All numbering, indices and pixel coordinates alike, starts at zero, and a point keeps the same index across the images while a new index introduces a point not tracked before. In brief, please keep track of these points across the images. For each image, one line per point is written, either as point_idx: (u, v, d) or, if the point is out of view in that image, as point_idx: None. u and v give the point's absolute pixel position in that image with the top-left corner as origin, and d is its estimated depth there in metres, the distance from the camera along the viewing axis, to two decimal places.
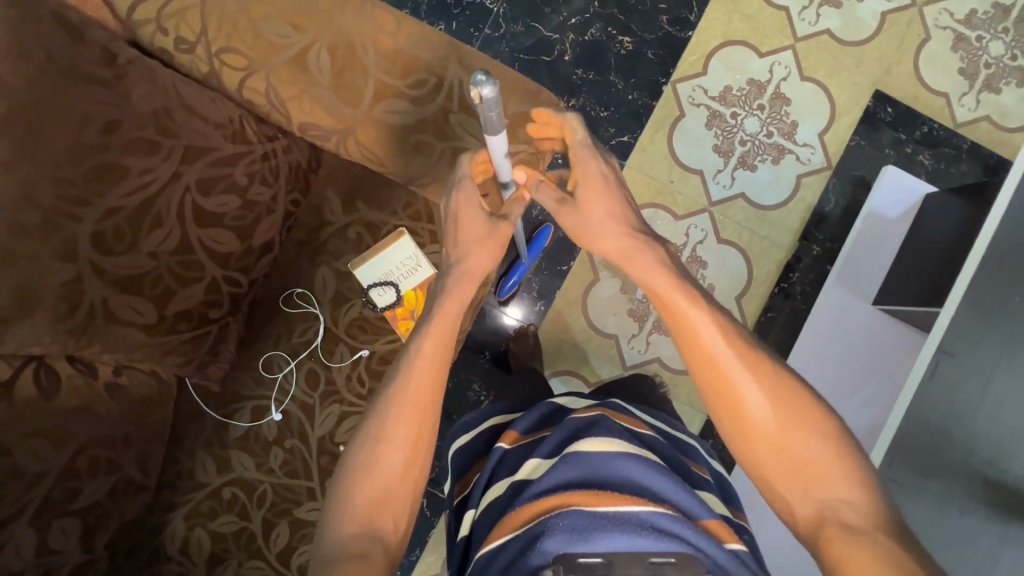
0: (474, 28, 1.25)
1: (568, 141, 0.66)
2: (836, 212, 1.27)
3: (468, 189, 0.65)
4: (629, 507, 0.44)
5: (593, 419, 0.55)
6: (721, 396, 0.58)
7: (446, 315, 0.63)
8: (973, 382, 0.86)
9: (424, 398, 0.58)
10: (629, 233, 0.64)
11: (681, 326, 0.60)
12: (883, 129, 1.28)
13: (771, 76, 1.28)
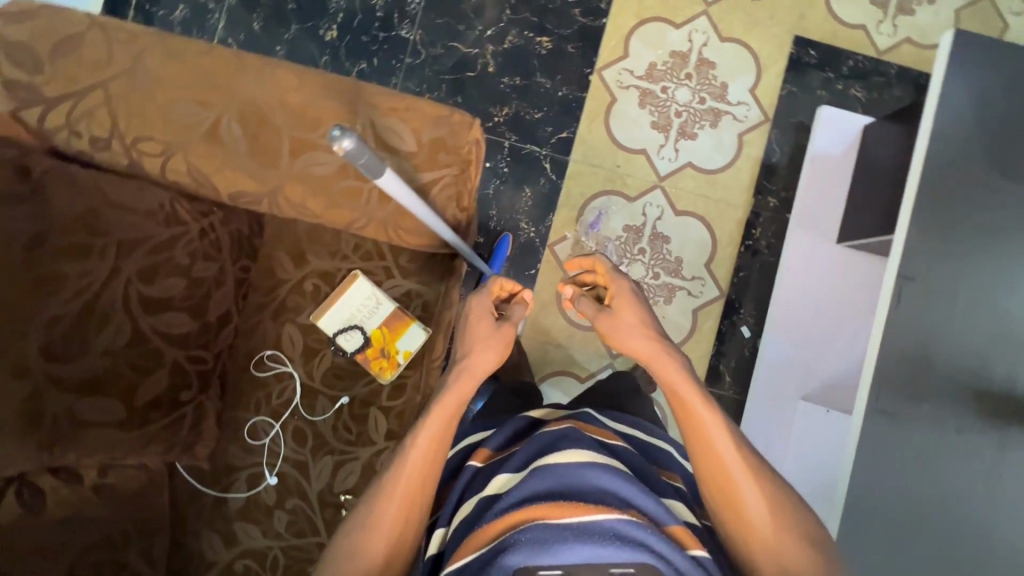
0: (395, 60, 1.27)
1: (605, 271, 0.79)
2: (783, 161, 1.29)
3: (485, 299, 0.77)
4: (594, 516, 0.49)
5: (562, 433, 0.60)
6: (724, 497, 0.61)
7: (453, 407, 0.66)
8: (943, 300, 0.87)
9: (413, 488, 0.60)
10: (651, 338, 0.71)
11: (695, 427, 0.63)
12: (810, 72, 1.30)
13: (691, 45, 1.30)
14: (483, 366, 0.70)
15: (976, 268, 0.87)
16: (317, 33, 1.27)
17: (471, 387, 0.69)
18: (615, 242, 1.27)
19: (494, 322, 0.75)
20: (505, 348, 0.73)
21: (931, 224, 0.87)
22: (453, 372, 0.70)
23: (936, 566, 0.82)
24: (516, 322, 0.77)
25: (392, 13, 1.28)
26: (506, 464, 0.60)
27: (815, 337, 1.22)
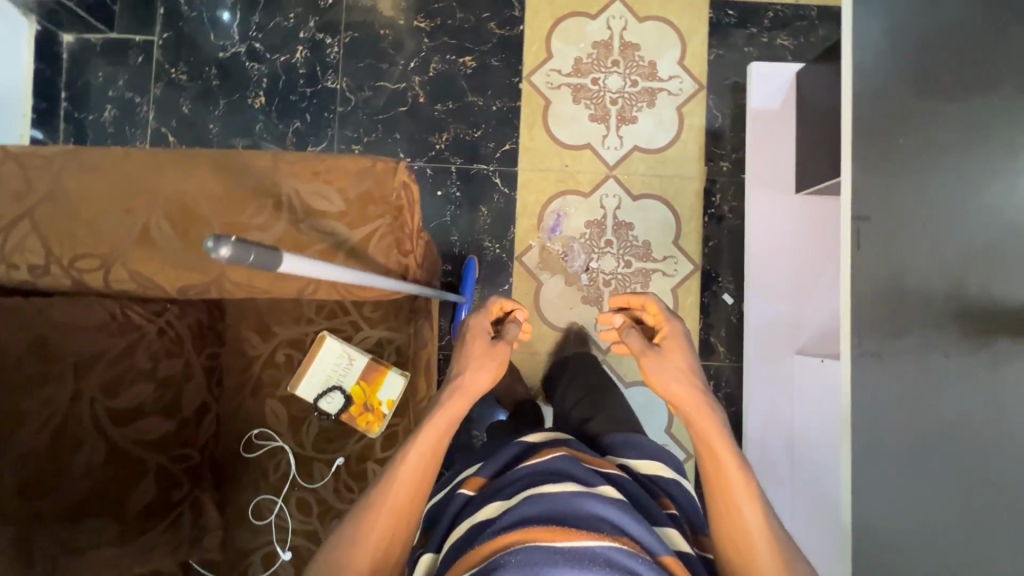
0: (327, 112, 1.29)
1: (659, 315, 0.84)
2: (727, 125, 1.29)
3: (485, 320, 0.80)
4: (585, 543, 0.50)
5: (554, 466, 0.63)
6: (738, 558, 0.61)
7: (445, 424, 0.68)
8: (902, 231, 0.86)
9: (401, 501, 0.61)
10: (693, 386, 0.74)
11: (722, 481, 0.64)
12: (733, 32, 1.31)
13: (611, 32, 1.30)
14: (476, 384, 0.74)
15: (930, 191, 0.86)
16: (245, 103, 1.28)
17: (463, 405, 0.71)
18: (581, 240, 1.28)
19: (489, 342, 0.79)
20: (498, 370, 0.77)
21: (872, 159, 0.87)
22: (447, 391, 0.72)
23: (952, 497, 0.82)
24: (512, 339, 0.81)
25: (314, 66, 1.29)
26: (496, 493, 0.63)
27: (795, 288, 1.22)
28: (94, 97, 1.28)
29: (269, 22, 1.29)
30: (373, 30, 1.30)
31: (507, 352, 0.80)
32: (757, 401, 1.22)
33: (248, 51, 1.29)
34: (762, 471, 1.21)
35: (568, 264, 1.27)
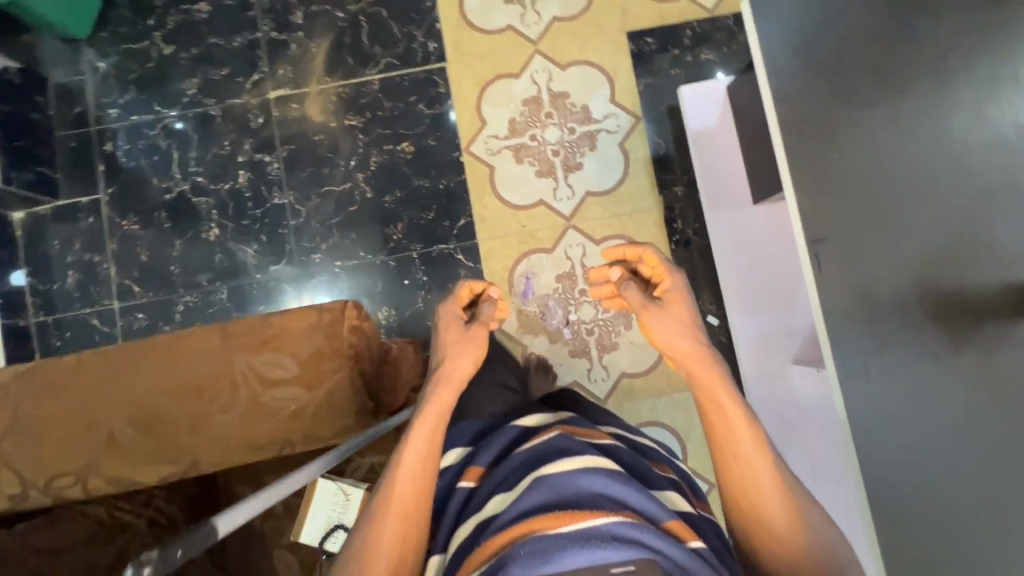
0: (282, 228, 1.30)
1: (658, 266, 0.82)
2: (672, 150, 1.29)
3: (452, 308, 0.83)
4: (593, 522, 0.58)
5: (553, 447, 0.71)
6: (746, 496, 0.68)
7: (435, 417, 0.73)
8: (864, 243, 0.86)
9: (408, 504, 0.67)
10: (695, 340, 0.75)
11: (723, 429, 0.70)
12: (657, 58, 1.31)
13: (538, 86, 1.31)
14: (460, 372, 0.77)
15: (874, 198, 0.86)
16: (200, 237, 1.29)
17: (452, 392, 0.76)
18: (555, 296, 1.27)
19: (463, 325, 0.82)
20: (479, 350, 0.79)
21: (815, 173, 0.86)
22: (434, 382, 0.77)
23: (974, 493, 0.80)
24: (485, 321, 0.83)
25: (259, 187, 1.30)
26: (499, 483, 0.70)
27: (774, 293, 1.21)
28: (56, 266, 1.29)
29: (206, 154, 1.31)
30: (308, 138, 1.31)
31: (485, 331, 0.81)
32: (766, 413, 1.20)
33: (192, 186, 1.30)
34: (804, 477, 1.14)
35: (547, 322, 1.27)
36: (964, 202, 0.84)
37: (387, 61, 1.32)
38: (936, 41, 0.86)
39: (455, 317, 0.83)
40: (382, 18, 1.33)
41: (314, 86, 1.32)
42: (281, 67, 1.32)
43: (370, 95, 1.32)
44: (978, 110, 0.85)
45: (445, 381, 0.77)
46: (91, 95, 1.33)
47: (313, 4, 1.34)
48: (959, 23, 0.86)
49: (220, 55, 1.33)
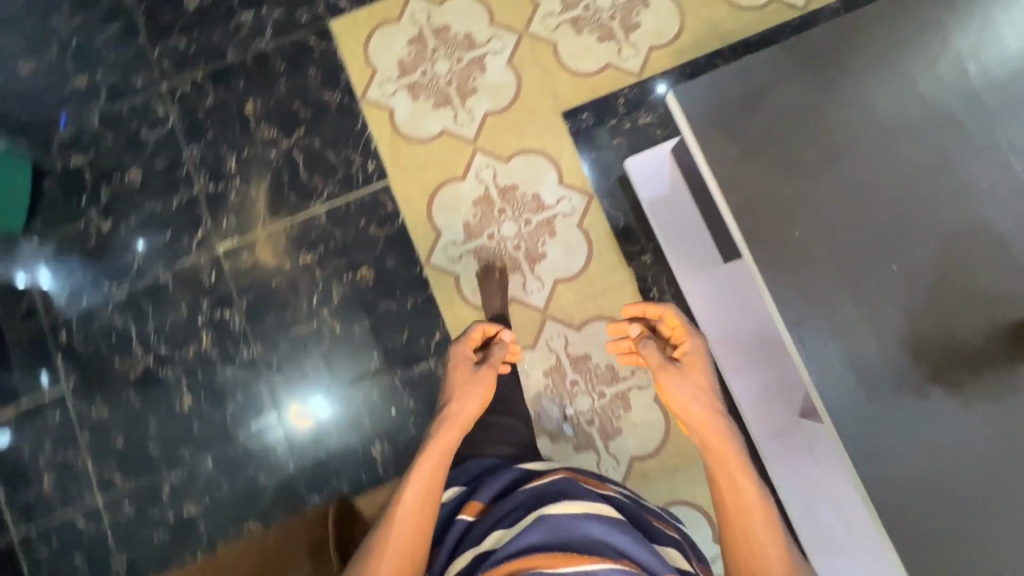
0: (256, 381, 1.25)
1: (680, 328, 0.93)
2: (631, 220, 1.27)
3: (463, 348, 0.99)
4: (593, 568, 0.62)
5: (562, 490, 0.75)
6: (743, 540, 0.74)
7: (439, 455, 0.81)
8: (843, 315, 0.83)
9: (409, 535, 0.73)
10: (710, 405, 0.84)
11: (726, 479, 0.77)
12: (596, 131, 1.30)
13: (485, 184, 1.29)
14: (466, 413, 0.89)
15: (847, 269, 0.84)
16: (174, 410, 1.25)
17: (457, 431, 0.86)
18: (547, 392, 1.23)
19: (472, 366, 0.96)
20: (483, 394, 0.91)
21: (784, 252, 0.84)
22: (442, 421, 0.87)
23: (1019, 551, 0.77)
24: (495, 363, 0.97)
25: (224, 344, 1.26)
26: (500, 518, 0.74)
27: (762, 351, 1.18)
28: (30, 472, 1.23)
29: (165, 322, 1.27)
30: (265, 284, 1.28)
31: (490, 373, 0.95)
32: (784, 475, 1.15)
33: (156, 358, 1.26)
34: (816, 538, 1.11)
35: (545, 421, 1.23)
36: (935, 257, 0.83)
37: (330, 189, 1.30)
38: (866, 99, 0.86)
39: (467, 360, 0.98)
40: (317, 148, 1.31)
41: (262, 230, 1.29)
42: (225, 217, 1.30)
43: (319, 227, 1.29)
44: (923, 163, 0.84)
45: (452, 421, 0.87)
46: (34, 286, 1.28)
47: (244, 148, 1.32)
48: (882, 81, 0.86)
49: (160, 218, 1.30)
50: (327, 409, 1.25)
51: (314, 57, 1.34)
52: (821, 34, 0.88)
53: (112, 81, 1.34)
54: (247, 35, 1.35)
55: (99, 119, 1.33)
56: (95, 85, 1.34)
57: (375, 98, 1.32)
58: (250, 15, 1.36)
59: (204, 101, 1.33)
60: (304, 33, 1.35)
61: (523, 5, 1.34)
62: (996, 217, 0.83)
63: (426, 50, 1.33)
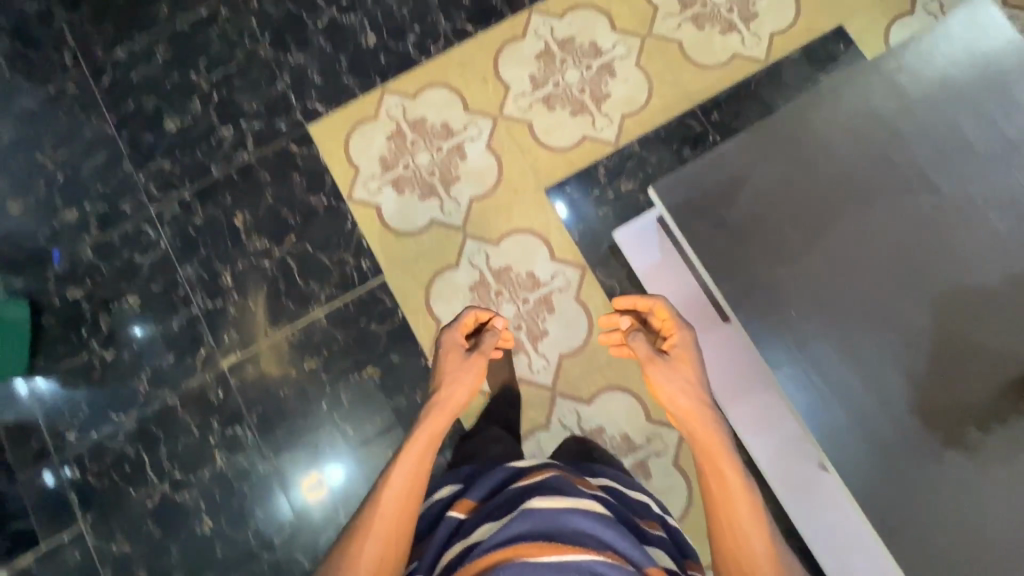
0: (274, 495, 1.25)
1: (669, 320, 0.97)
2: (627, 287, 1.29)
3: (455, 337, 1.02)
4: (575, 558, 0.63)
5: (550, 483, 0.76)
6: (726, 521, 0.78)
7: (426, 441, 0.85)
8: (849, 387, 0.86)
9: (396, 509, 0.76)
10: (696, 396, 0.90)
11: (714, 465, 0.82)
12: (581, 203, 1.33)
13: (479, 268, 1.31)
14: (455, 401, 0.94)
15: (845, 340, 0.86)
16: (196, 534, 1.24)
17: (445, 419, 0.90)
18: None
19: (463, 351, 1.01)
20: (471, 384, 0.96)
21: (783, 330, 0.87)
22: (431, 408, 0.92)
23: None
24: (484, 352, 1.01)
25: (238, 460, 1.26)
26: (488, 514, 0.75)
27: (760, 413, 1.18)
28: None
29: (177, 446, 1.27)
30: (273, 395, 1.28)
31: (482, 361, 0.99)
32: (811, 527, 1.14)
33: (171, 483, 1.25)
34: None
35: None
36: (926, 321, 0.85)
37: (327, 292, 1.31)
38: (837, 172, 0.89)
39: (455, 345, 1.02)
40: (309, 252, 1.33)
41: (264, 340, 1.30)
42: (226, 333, 1.30)
43: (321, 331, 1.30)
44: (902, 228, 0.87)
45: (440, 408, 0.92)
46: (43, 425, 1.28)
47: (238, 261, 1.33)
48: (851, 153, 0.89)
49: (162, 342, 1.31)
50: (343, 474, 1.25)
51: (297, 163, 1.36)
52: (787, 113, 0.91)
53: (102, 211, 1.36)
54: (229, 150, 1.38)
55: (92, 250, 1.35)
56: (86, 217, 1.36)
57: (362, 197, 1.35)
58: (230, 129, 1.39)
59: (194, 220, 1.35)
60: (284, 140, 1.38)
61: (495, 89, 1.38)
62: (980, 274, 0.85)
63: (405, 144, 1.36)
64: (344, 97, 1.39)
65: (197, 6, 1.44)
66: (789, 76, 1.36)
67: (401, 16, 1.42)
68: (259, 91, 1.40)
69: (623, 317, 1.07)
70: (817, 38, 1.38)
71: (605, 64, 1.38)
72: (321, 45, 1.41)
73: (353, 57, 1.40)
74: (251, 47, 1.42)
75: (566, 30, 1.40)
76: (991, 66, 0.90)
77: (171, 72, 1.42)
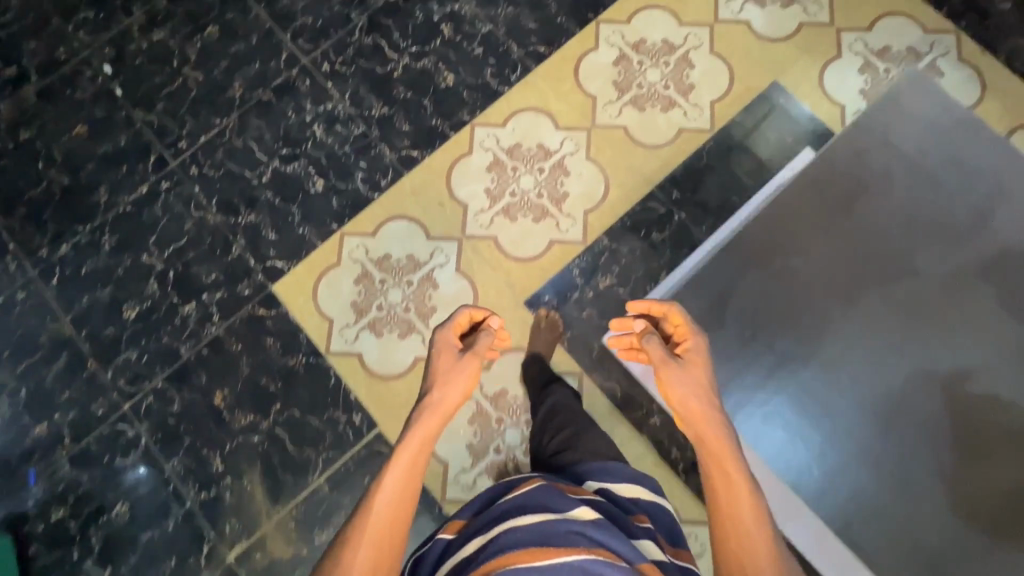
0: None
1: (683, 325, 0.82)
2: (627, 387, 1.26)
3: (449, 336, 0.88)
4: (567, 559, 0.60)
5: (536, 493, 0.71)
6: (731, 535, 0.67)
7: (417, 447, 0.74)
8: (874, 483, 0.85)
9: (385, 535, 0.67)
10: (706, 402, 0.75)
11: (723, 483, 0.69)
12: (563, 309, 1.31)
13: (475, 398, 1.27)
14: (450, 403, 0.80)
15: (864, 438, 0.86)
16: None
17: (438, 422, 0.78)
18: None
19: (457, 352, 0.86)
20: (467, 385, 0.82)
21: (802, 429, 0.88)
22: (421, 409, 0.79)
23: None
24: (478, 350, 0.86)
25: None
26: (478, 528, 0.70)
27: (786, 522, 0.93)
28: None
29: None
30: None
31: (476, 363, 0.85)
32: None
33: None
34: None
35: None
36: (942, 411, 0.85)
37: (324, 456, 1.25)
38: (823, 272, 0.90)
39: (449, 344, 0.87)
40: (298, 418, 1.28)
41: (268, 522, 1.23)
42: (226, 522, 1.24)
43: (325, 499, 1.24)
44: (897, 318, 0.88)
45: (433, 407, 0.79)
46: None
47: (225, 443, 1.27)
48: (832, 247, 0.91)
49: (160, 546, 1.23)
50: None
51: (268, 326, 1.32)
52: (761, 218, 0.93)
53: (74, 418, 1.30)
54: (195, 326, 1.33)
55: (69, 463, 1.28)
56: (57, 429, 1.29)
57: (340, 348, 1.30)
58: (192, 305, 1.34)
59: (172, 407, 1.29)
60: (251, 305, 1.33)
61: (453, 210, 1.36)
62: (988, 357, 0.85)
63: (374, 284, 1.33)
64: (303, 249, 1.36)
65: (137, 185, 1.41)
66: (737, 141, 1.37)
67: (345, 154, 1.40)
68: (215, 259, 1.36)
69: (637, 317, 0.90)
70: (756, 96, 1.39)
71: (557, 163, 1.38)
72: (270, 200, 1.39)
73: (304, 206, 1.38)
74: (199, 215, 1.39)
75: (511, 137, 1.39)
76: (942, 143, 0.92)
77: (121, 257, 1.37)
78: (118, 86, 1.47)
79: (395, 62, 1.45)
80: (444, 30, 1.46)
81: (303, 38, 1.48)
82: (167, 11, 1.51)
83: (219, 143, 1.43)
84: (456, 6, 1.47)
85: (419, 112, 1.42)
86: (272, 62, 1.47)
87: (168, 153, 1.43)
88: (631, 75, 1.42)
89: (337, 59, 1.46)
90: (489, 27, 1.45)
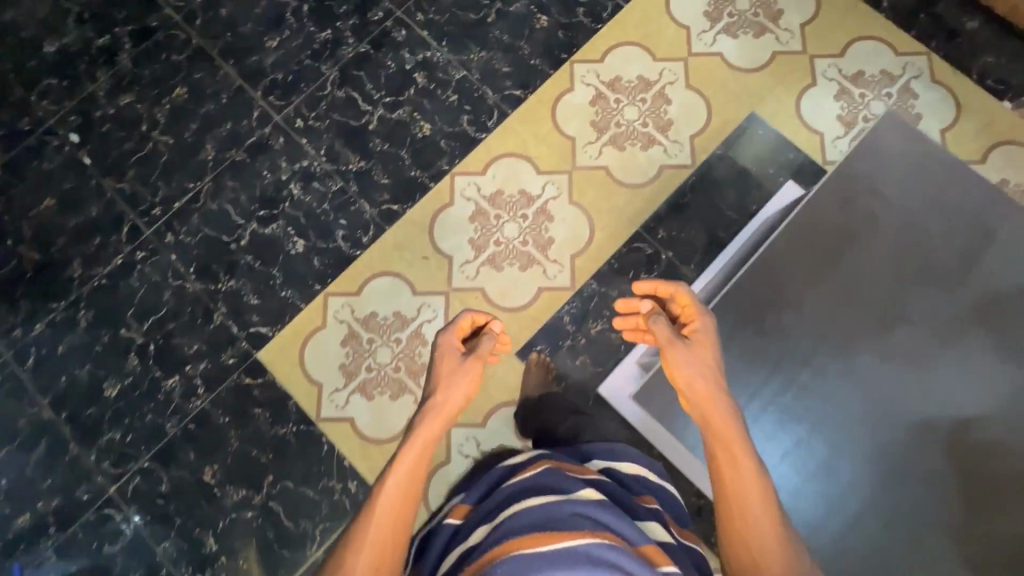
0: None
1: (691, 307, 0.83)
2: (626, 434, 1.24)
3: (451, 339, 0.85)
4: (570, 541, 0.61)
5: (542, 477, 0.73)
6: (734, 517, 0.67)
7: (420, 449, 0.72)
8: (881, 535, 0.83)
9: (388, 536, 0.66)
10: (713, 382, 0.75)
11: (729, 467, 0.69)
12: (556, 357, 1.29)
13: (473, 456, 1.24)
14: (453, 406, 0.77)
15: (866, 489, 0.85)
16: None
17: (441, 425, 0.75)
18: None
19: (460, 356, 0.83)
20: (470, 388, 0.80)
21: (806, 489, 0.86)
22: (425, 413, 0.76)
23: None
24: (480, 351, 0.83)
25: None
26: (487, 513, 0.72)
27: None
28: None
29: None
30: None
31: (479, 366, 0.82)
32: None
33: None
34: None
35: None
36: (946, 461, 0.83)
37: (322, 528, 1.22)
38: (816, 323, 0.89)
39: (451, 348, 0.84)
40: (291, 490, 1.24)
41: None
42: None
43: None
44: (894, 373, 0.86)
45: (436, 410, 0.77)
46: None
47: (218, 521, 1.23)
48: (823, 303, 0.89)
49: None
50: None
51: (255, 395, 1.29)
52: (752, 272, 0.92)
53: (58, 506, 1.25)
54: (180, 401, 1.29)
55: (56, 554, 1.23)
56: (41, 519, 1.24)
57: (330, 414, 1.27)
58: (175, 378, 1.30)
59: (160, 487, 1.25)
60: (236, 375, 1.30)
61: (438, 264, 1.34)
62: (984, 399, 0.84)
63: (362, 344, 1.30)
64: (287, 312, 1.33)
65: (111, 257, 1.37)
66: (719, 174, 1.36)
67: (324, 212, 1.38)
68: (197, 329, 1.32)
69: (643, 298, 0.88)
70: (734, 129, 1.39)
71: (540, 209, 1.36)
72: (250, 264, 1.35)
73: (285, 267, 1.35)
74: (177, 284, 1.35)
75: (492, 185, 1.37)
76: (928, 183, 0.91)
77: (99, 333, 1.33)
78: (86, 155, 1.43)
79: (369, 114, 1.43)
80: (417, 79, 1.44)
81: (274, 94, 1.45)
82: (133, 73, 1.48)
83: (193, 208, 1.39)
84: (428, 53, 1.45)
85: (397, 164, 1.40)
86: (243, 121, 1.44)
87: (142, 221, 1.39)
88: (608, 114, 1.41)
89: (310, 114, 1.43)
90: (463, 72, 1.44)
